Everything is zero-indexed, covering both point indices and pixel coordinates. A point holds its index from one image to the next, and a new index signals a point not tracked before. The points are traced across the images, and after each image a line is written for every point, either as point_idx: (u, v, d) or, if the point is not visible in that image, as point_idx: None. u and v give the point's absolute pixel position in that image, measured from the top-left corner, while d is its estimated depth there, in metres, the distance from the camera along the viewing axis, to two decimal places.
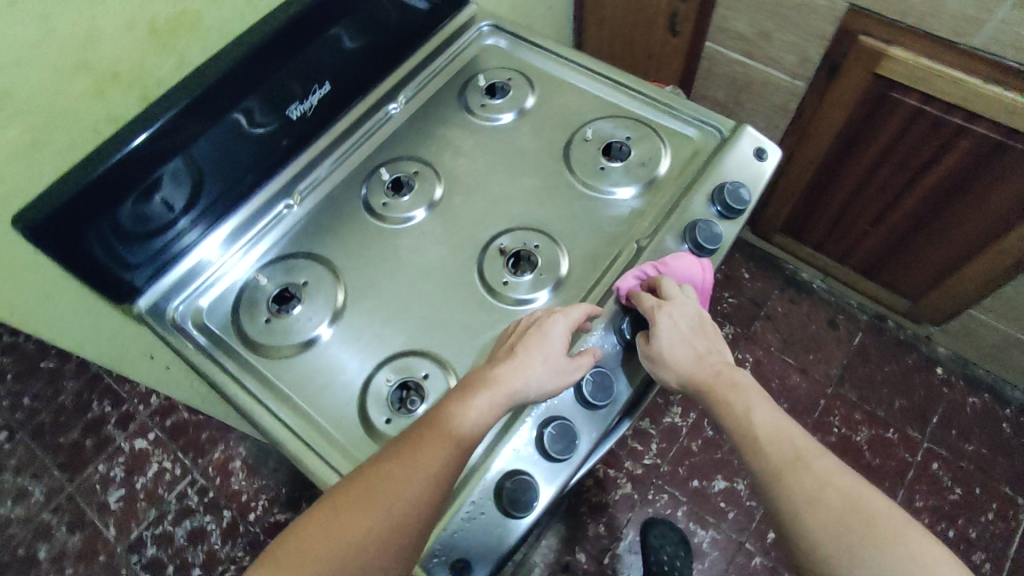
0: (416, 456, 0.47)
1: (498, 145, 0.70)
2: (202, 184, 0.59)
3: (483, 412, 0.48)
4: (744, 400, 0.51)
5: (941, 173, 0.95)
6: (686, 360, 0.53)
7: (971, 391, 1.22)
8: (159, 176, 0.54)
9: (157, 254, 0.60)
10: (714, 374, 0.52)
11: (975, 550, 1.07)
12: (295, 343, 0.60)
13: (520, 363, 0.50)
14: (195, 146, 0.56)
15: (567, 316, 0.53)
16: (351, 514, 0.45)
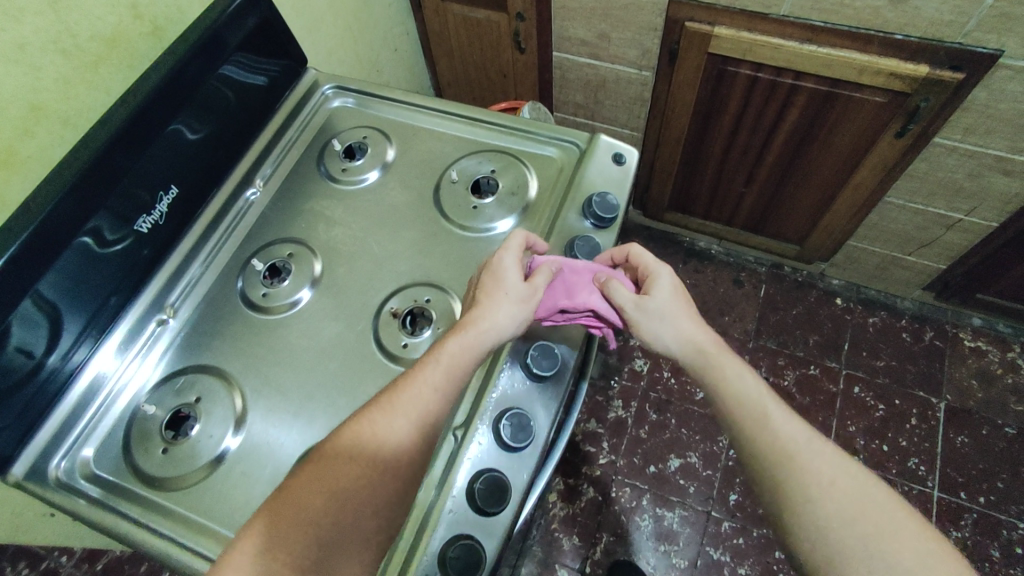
0: (392, 405, 0.49)
1: (368, 206, 0.68)
2: (60, 318, 0.55)
3: (453, 357, 0.51)
4: (732, 369, 0.55)
5: (789, 129, 1.02)
6: (674, 327, 0.57)
7: (870, 311, 1.31)
8: (8, 322, 0.49)
9: (26, 407, 0.54)
10: (700, 343, 0.56)
11: (909, 456, 1.16)
12: (201, 466, 0.55)
13: (483, 304, 0.54)
14: (40, 286, 0.52)
15: (510, 248, 0.57)
16: (330, 465, 0.46)
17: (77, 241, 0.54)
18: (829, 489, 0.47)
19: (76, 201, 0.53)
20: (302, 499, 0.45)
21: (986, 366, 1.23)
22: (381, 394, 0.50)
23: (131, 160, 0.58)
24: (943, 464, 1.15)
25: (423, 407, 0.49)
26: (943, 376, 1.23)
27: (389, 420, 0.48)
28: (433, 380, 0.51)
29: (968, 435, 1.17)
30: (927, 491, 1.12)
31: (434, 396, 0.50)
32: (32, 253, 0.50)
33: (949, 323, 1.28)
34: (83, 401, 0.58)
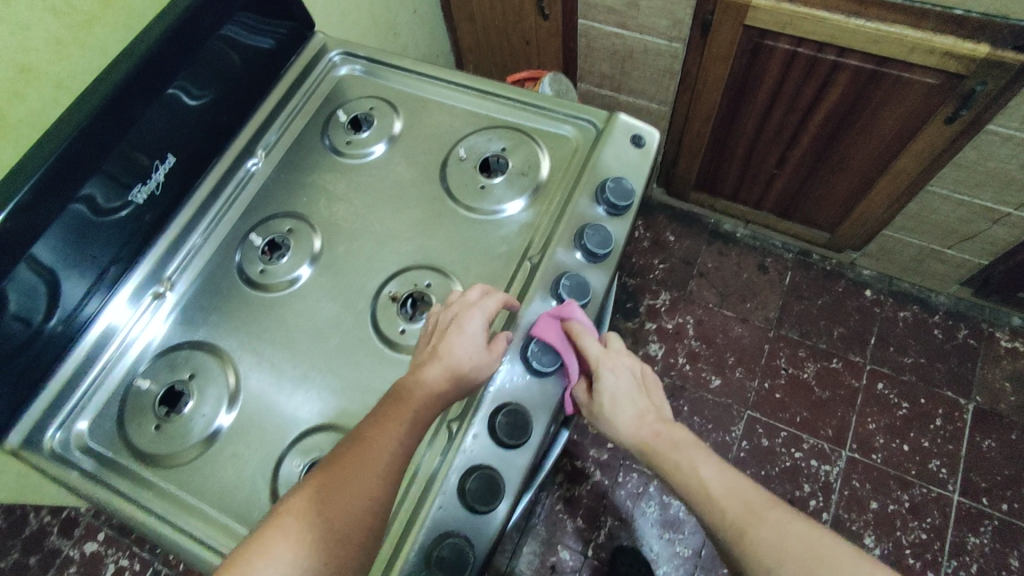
0: (361, 458, 0.45)
1: (371, 182, 0.65)
2: (55, 288, 0.54)
3: (416, 413, 0.48)
4: (692, 461, 0.52)
5: (830, 109, 0.95)
6: (627, 419, 0.54)
7: (901, 305, 1.25)
8: (4, 290, 0.48)
9: (27, 369, 0.54)
10: (652, 435, 0.54)
11: (930, 458, 1.11)
12: (194, 444, 0.55)
13: (445, 365, 0.50)
14: (27, 259, 0.49)
15: (483, 308, 0.52)
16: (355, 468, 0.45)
17: (70, 210, 0.52)
18: (784, 554, 0.46)
19: (64, 172, 0.50)
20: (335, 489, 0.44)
21: (1022, 368, 1.17)
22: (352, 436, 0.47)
23: (126, 125, 0.54)
24: (966, 468, 1.10)
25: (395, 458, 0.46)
26: (974, 376, 1.17)
27: (365, 471, 0.45)
28: (399, 435, 0.47)
29: (995, 440, 1.12)
30: (946, 495, 1.09)
31: (400, 451, 0.46)
32: (15, 231, 0.47)
33: (986, 321, 1.21)
34: (74, 375, 0.57)
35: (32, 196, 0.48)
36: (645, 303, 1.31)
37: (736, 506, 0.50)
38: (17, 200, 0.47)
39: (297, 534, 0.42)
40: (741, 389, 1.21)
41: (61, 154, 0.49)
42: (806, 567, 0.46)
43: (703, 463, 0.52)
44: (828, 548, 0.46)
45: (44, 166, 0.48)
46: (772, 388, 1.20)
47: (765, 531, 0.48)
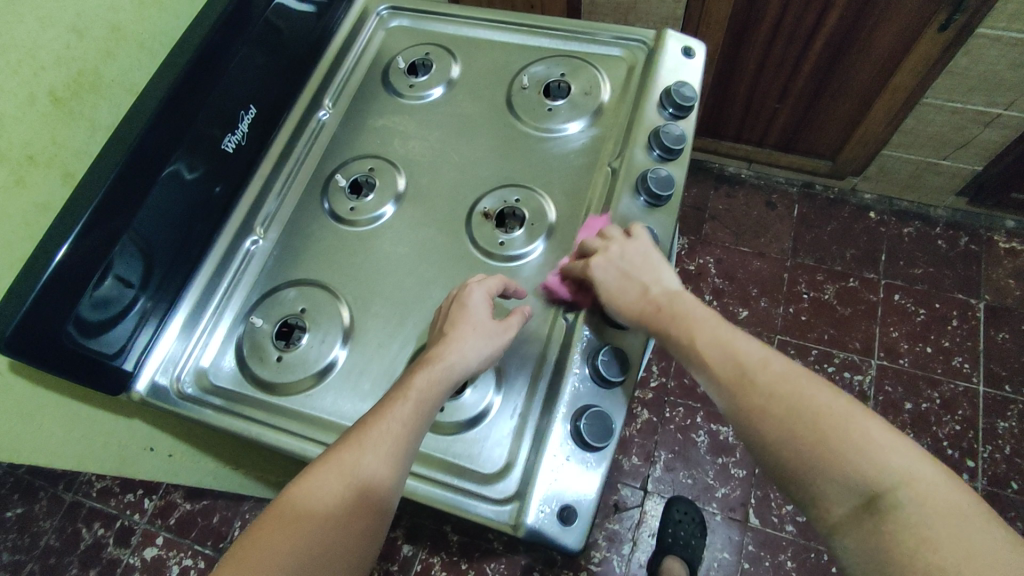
0: (360, 443, 0.47)
1: (440, 118, 0.68)
2: (154, 258, 0.56)
3: (421, 394, 0.49)
4: (685, 329, 0.50)
5: (830, 31, 1.02)
6: (627, 297, 0.52)
7: (904, 222, 1.32)
8: (111, 258, 0.51)
9: (126, 345, 0.56)
10: (652, 309, 0.52)
11: (953, 356, 1.19)
12: (313, 373, 0.57)
13: (451, 338, 0.52)
14: (127, 232, 0.52)
15: (482, 284, 0.55)
16: (328, 473, 0.46)
17: (160, 180, 0.54)
18: (777, 413, 0.44)
19: (149, 146, 0.52)
20: (305, 494, 0.45)
21: (1022, 265, 1.25)
22: (338, 441, 0.48)
23: (205, 91, 0.57)
24: (986, 360, 1.18)
25: (396, 443, 0.47)
26: (980, 278, 1.25)
27: (360, 459, 0.46)
28: (399, 417, 0.48)
29: (1008, 331, 1.20)
30: (973, 387, 1.16)
31: (403, 433, 0.48)
32: (110, 207, 0.50)
33: (984, 227, 1.30)
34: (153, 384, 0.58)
35: (124, 174, 0.50)
36: None
37: (727, 370, 0.48)
38: (113, 175, 0.50)
39: (308, 499, 0.45)
40: (769, 316, 1.26)
41: (148, 131, 0.52)
42: (790, 428, 0.43)
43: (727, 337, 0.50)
44: (824, 409, 0.43)
45: (138, 137, 0.52)
46: (797, 311, 1.26)
47: (759, 392, 0.46)
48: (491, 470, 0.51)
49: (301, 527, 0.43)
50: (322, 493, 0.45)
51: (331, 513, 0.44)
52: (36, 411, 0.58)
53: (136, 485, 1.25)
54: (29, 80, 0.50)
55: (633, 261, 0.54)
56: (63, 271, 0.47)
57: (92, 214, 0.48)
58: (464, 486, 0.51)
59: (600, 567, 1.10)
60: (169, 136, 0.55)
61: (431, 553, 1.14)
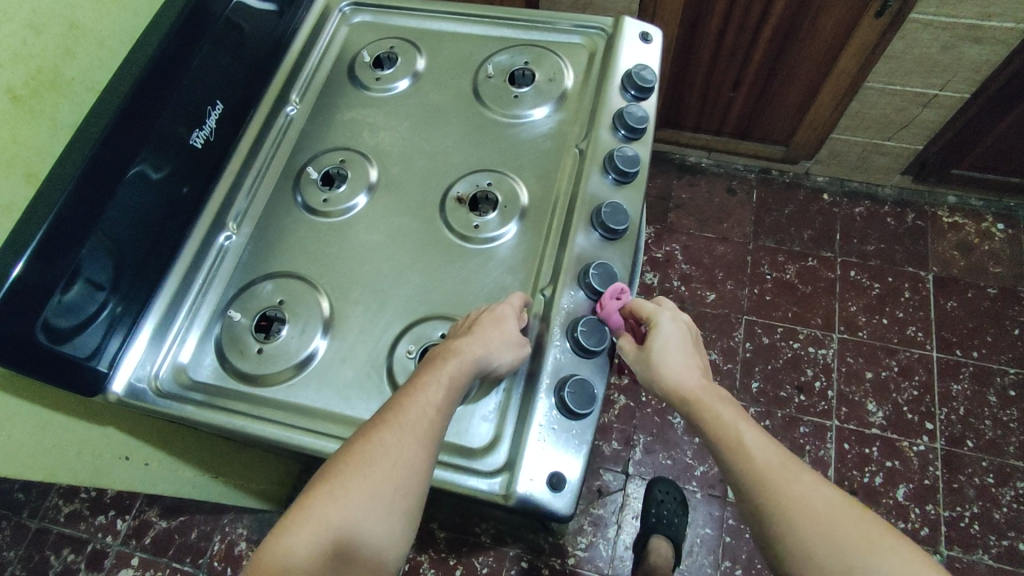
0: (399, 425, 0.48)
1: (409, 109, 0.69)
2: (123, 260, 0.55)
3: (453, 380, 0.50)
4: (727, 414, 0.51)
5: (776, 20, 1.07)
6: (675, 365, 0.53)
7: (855, 202, 1.39)
8: (80, 259, 0.50)
9: (100, 345, 0.55)
10: (697, 385, 0.52)
11: (908, 326, 1.25)
12: (295, 363, 0.57)
13: (478, 335, 0.51)
14: (94, 235, 0.51)
15: (511, 304, 0.54)
16: (368, 455, 0.47)
17: (125, 180, 0.54)
18: (812, 511, 0.46)
19: (113, 144, 0.52)
20: (347, 475, 0.46)
21: (965, 238, 1.33)
22: (372, 424, 0.49)
23: (169, 87, 0.57)
24: (938, 327, 1.24)
25: (432, 426, 0.49)
26: (928, 251, 1.32)
27: (399, 442, 0.47)
28: (432, 400, 0.49)
29: (956, 300, 1.27)
30: (927, 353, 1.22)
31: (435, 416, 0.49)
32: (75, 206, 0.49)
33: (928, 204, 1.37)
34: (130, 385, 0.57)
35: (88, 173, 0.50)
36: None
37: (769, 460, 0.49)
38: (78, 172, 0.49)
39: (349, 480, 0.46)
40: (735, 298, 1.31)
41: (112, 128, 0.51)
42: (828, 527, 0.45)
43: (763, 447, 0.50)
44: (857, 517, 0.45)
45: (103, 133, 0.51)
46: (761, 292, 1.31)
47: (794, 490, 0.47)
48: (478, 444, 0.52)
49: (348, 505, 0.45)
50: (366, 472, 0.46)
51: (375, 491, 0.46)
52: (7, 420, 0.56)
53: (107, 506, 1.21)
54: None
55: (685, 335, 0.55)
56: (31, 270, 0.46)
57: (57, 213, 0.48)
58: (452, 462, 0.52)
59: (587, 552, 1.11)
60: (136, 132, 0.54)
61: (418, 551, 1.14)
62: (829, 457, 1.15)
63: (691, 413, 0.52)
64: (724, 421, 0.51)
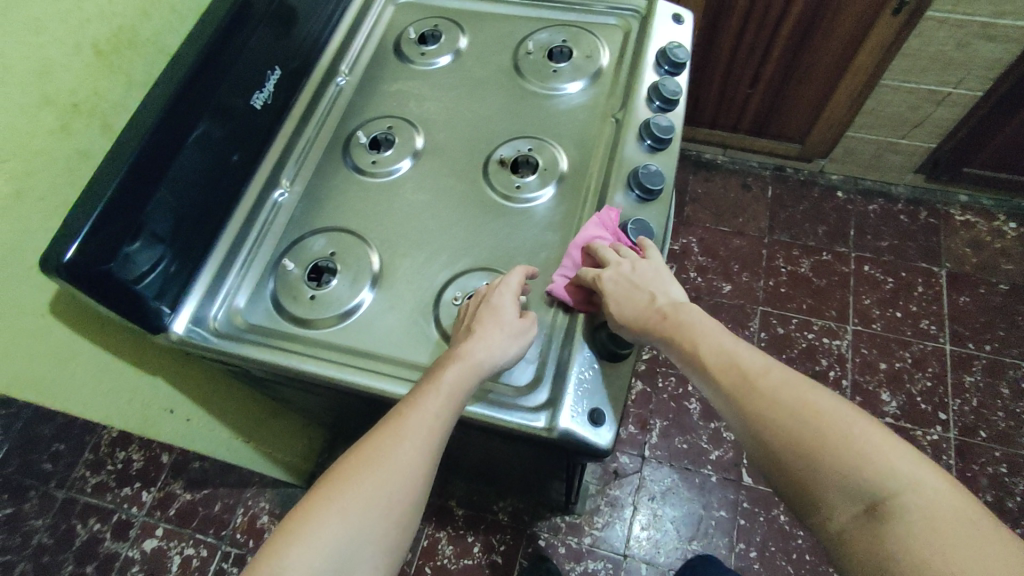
0: (400, 432, 0.49)
1: (452, 82, 0.73)
2: (184, 214, 0.58)
3: (454, 385, 0.50)
4: (691, 337, 0.51)
5: (795, 19, 1.11)
6: (630, 307, 0.53)
7: (869, 200, 1.42)
8: (151, 206, 0.54)
9: (166, 286, 0.58)
10: (660, 317, 0.52)
11: (920, 319, 1.27)
12: (345, 308, 0.60)
13: (480, 336, 0.53)
14: (161, 188, 0.55)
15: (507, 285, 0.55)
16: (368, 461, 0.48)
17: (194, 136, 0.57)
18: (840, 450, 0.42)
19: (186, 101, 0.56)
20: (346, 481, 0.47)
21: (977, 235, 1.36)
22: (373, 431, 0.50)
23: (236, 51, 0.61)
24: (950, 321, 1.27)
25: (432, 434, 0.49)
26: (941, 248, 1.35)
27: (398, 448, 0.48)
28: (434, 408, 0.50)
29: (968, 295, 1.29)
30: (940, 346, 1.25)
31: (437, 424, 0.49)
32: (149, 155, 0.53)
33: (940, 202, 1.40)
34: (191, 328, 0.59)
35: (163, 127, 0.54)
36: None
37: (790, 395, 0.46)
38: (155, 122, 0.54)
39: (347, 487, 0.47)
40: (750, 290, 1.33)
41: (185, 85, 0.56)
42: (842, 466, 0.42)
43: (866, 424, 0.43)
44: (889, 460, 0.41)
45: (178, 89, 0.56)
46: (776, 284, 1.33)
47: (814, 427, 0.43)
48: (522, 384, 0.55)
49: (343, 512, 0.46)
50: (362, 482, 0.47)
51: (374, 498, 0.47)
52: (73, 357, 0.59)
53: (133, 478, 1.24)
54: (74, 31, 0.53)
55: (642, 275, 0.55)
56: (109, 211, 0.51)
57: (132, 161, 0.52)
58: (497, 398, 0.54)
59: (604, 531, 1.13)
60: (205, 89, 0.58)
61: (437, 528, 1.16)
62: None
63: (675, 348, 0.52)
64: (808, 395, 0.45)
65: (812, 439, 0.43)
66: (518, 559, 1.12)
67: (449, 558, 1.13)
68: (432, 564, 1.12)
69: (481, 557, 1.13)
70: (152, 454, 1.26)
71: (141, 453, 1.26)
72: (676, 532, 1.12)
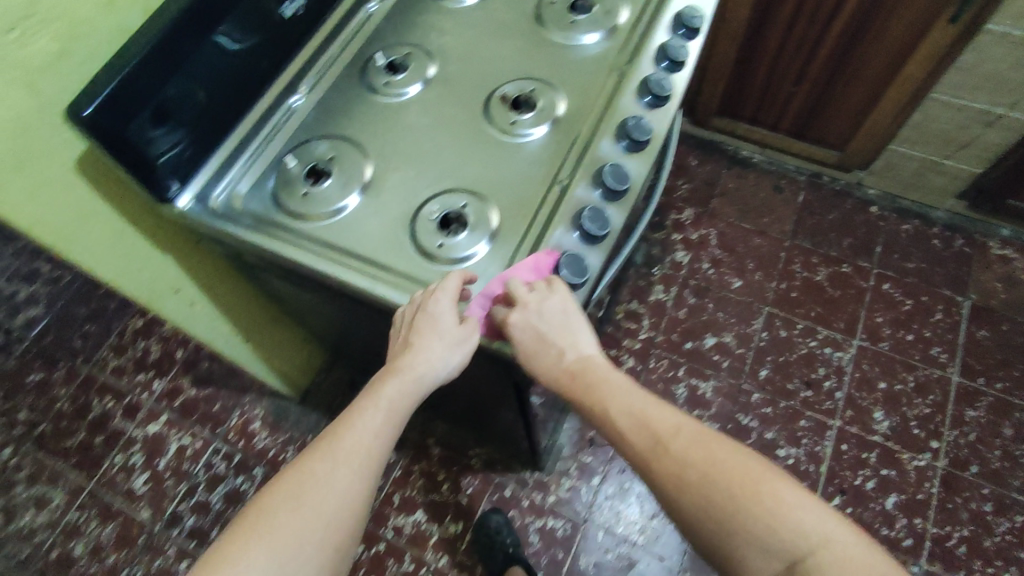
0: (339, 444, 0.53)
1: (475, 21, 0.76)
2: (200, 103, 0.63)
3: (393, 400, 0.55)
4: (601, 398, 0.54)
5: (847, 17, 1.09)
6: (543, 363, 0.55)
7: (904, 219, 1.37)
8: (166, 90, 0.59)
9: (176, 163, 0.64)
10: (569, 378, 0.55)
11: (932, 345, 1.24)
12: (332, 208, 0.64)
13: (419, 350, 0.55)
14: (181, 79, 0.60)
15: (446, 290, 0.56)
16: (307, 476, 0.51)
17: (217, 34, 0.62)
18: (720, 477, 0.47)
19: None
20: (285, 495, 0.50)
21: (1012, 272, 1.30)
22: (313, 446, 0.53)
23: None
24: (964, 353, 1.23)
25: (369, 446, 0.53)
26: (970, 278, 1.30)
27: (338, 460, 0.52)
28: (374, 421, 0.55)
29: (990, 330, 1.24)
30: (947, 375, 1.21)
31: (376, 435, 0.54)
32: (172, 42, 0.58)
33: (980, 233, 1.34)
34: (193, 205, 0.65)
35: (183, 19, 0.58)
36: (672, 217, 1.41)
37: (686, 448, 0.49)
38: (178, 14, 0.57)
39: (286, 503, 0.50)
40: (761, 289, 1.32)
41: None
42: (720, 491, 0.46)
43: (777, 482, 0.46)
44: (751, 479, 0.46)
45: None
46: (789, 288, 1.32)
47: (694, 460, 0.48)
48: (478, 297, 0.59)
49: (282, 527, 0.49)
50: (304, 493, 0.50)
51: (311, 511, 0.50)
52: (91, 215, 0.66)
53: (148, 367, 1.34)
54: None
55: (552, 322, 0.55)
56: (128, 84, 0.55)
57: (154, 45, 0.56)
58: None
59: (570, 492, 1.16)
60: None
61: (411, 461, 1.21)
62: (824, 454, 1.16)
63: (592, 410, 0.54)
64: (714, 456, 0.48)
65: (724, 502, 0.46)
66: (482, 504, 1.16)
67: (417, 491, 1.18)
68: (401, 493, 1.18)
69: (448, 495, 1.17)
70: (169, 348, 1.36)
71: (159, 346, 1.36)
72: (640, 507, 1.14)
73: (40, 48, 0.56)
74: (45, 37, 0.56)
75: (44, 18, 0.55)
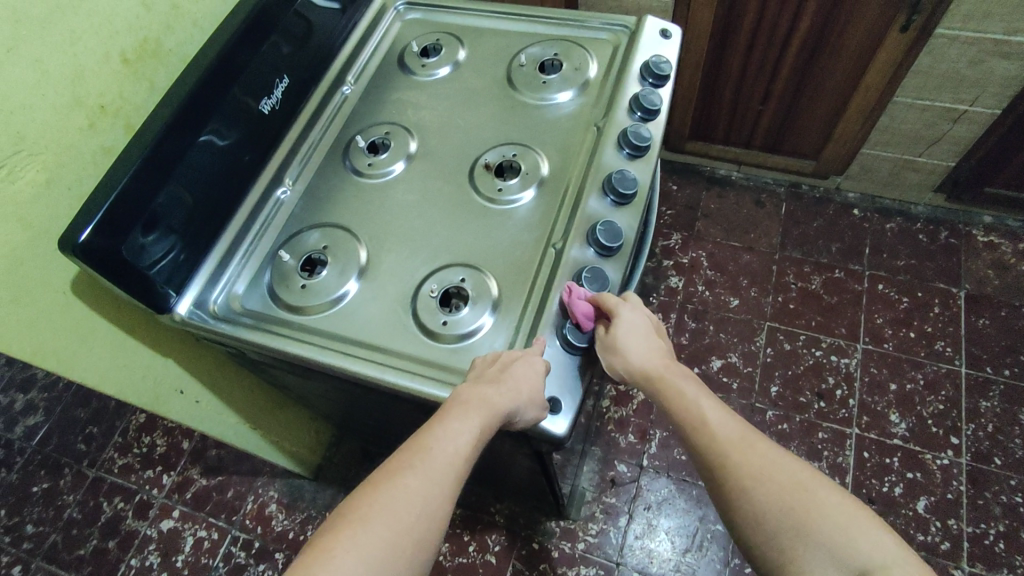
0: (421, 467, 0.49)
1: (449, 92, 0.78)
2: (193, 208, 0.64)
3: (482, 430, 0.51)
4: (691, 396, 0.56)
5: (802, 34, 1.12)
6: (637, 351, 0.58)
7: (887, 218, 1.40)
8: (157, 201, 0.59)
9: (172, 271, 0.63)
10: (662, 367, 0.58)
11: (936, 341, 1.24)
12: (330, 297, 0.64)
13: (511, 386, 0.52)
14: (167, 186, 0.60)
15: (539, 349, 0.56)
16: (389, 497, 0.47)
17: (198, 142, 0.63)
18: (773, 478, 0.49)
19: (190, 110, 0.61)
20: (366, 513, 0.46)
21: (1001, 257, 1.32)
22: (394, 463, 0.49)
23: (242, 66, 0.66)
24: (967, 344, 1.23)
25: (455, 472, 0.50)
26: (960, 269, 1.32)
27: (421, 484, 0.48)
28: (461, 442, 0.51)
29: (989, 317, 1.26)
30: (955, 369, 1.21)
31: (460, 462, 0.50)
32: (158, 154, 0.59)
33: (963, 222, 1.37)
34: (194, 311, 0.65)
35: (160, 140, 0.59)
36: (661, 245, 1.42)
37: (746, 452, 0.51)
38: (162, 129, 0.59)
39: (369, 522, 0.46)
40: (758, 305, 1.33)
41: (192, 94, 0.62)
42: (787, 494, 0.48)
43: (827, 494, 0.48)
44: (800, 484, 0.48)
45: (185, 99, 0.61)
46: (785, 300, 1.32)
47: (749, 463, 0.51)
48: None
49: (366, 551, 0.44)
50: (388, 513, 0.46)
51: (397, 536, 0.46)
52: (89, 332, 0.66)
53: (156, 461, 1.32)
54: (105, 41, 0.61)
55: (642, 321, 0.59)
56: (118, 205, 0.56)
57: (142, 161, 0.58)
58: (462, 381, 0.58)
59: (598, 538, 1.14)
60: (212, 94, 0.64)
61: None
62: (847, 464, 1.15)
63: (663, 400, 0.57)
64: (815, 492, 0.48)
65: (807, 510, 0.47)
66: (512, 562, 1.14)
67: (444, 556, 1.16)
68: None
69: (476, 557, 1.15)
70: (174, 440, 1.34)
71: (164, 439, 1.34)
72: (672, 543, 1.12)
73: (29, 180, 0.56)
74: (33, 168, 0.56)
75: (30, 152, 0.56)
